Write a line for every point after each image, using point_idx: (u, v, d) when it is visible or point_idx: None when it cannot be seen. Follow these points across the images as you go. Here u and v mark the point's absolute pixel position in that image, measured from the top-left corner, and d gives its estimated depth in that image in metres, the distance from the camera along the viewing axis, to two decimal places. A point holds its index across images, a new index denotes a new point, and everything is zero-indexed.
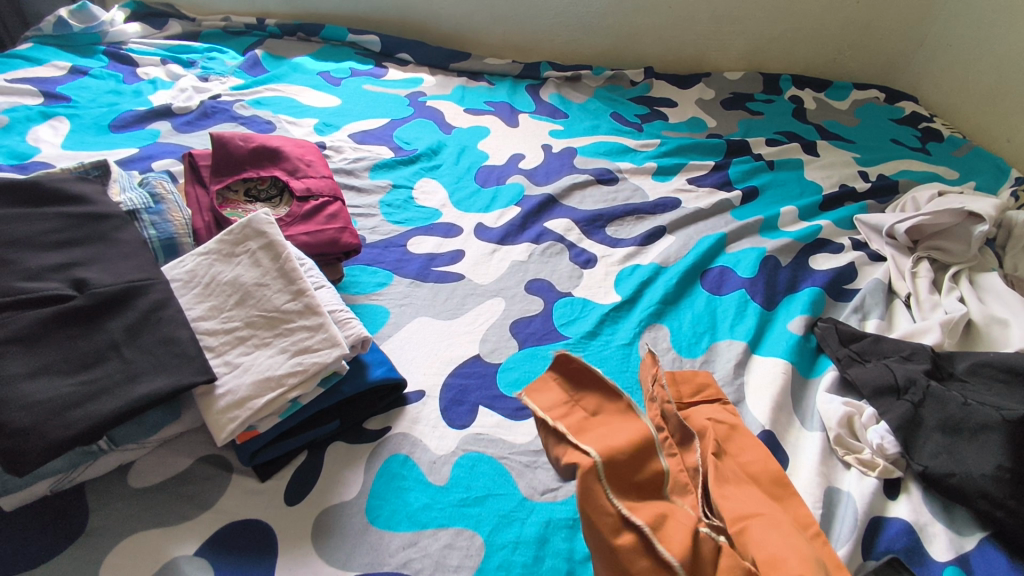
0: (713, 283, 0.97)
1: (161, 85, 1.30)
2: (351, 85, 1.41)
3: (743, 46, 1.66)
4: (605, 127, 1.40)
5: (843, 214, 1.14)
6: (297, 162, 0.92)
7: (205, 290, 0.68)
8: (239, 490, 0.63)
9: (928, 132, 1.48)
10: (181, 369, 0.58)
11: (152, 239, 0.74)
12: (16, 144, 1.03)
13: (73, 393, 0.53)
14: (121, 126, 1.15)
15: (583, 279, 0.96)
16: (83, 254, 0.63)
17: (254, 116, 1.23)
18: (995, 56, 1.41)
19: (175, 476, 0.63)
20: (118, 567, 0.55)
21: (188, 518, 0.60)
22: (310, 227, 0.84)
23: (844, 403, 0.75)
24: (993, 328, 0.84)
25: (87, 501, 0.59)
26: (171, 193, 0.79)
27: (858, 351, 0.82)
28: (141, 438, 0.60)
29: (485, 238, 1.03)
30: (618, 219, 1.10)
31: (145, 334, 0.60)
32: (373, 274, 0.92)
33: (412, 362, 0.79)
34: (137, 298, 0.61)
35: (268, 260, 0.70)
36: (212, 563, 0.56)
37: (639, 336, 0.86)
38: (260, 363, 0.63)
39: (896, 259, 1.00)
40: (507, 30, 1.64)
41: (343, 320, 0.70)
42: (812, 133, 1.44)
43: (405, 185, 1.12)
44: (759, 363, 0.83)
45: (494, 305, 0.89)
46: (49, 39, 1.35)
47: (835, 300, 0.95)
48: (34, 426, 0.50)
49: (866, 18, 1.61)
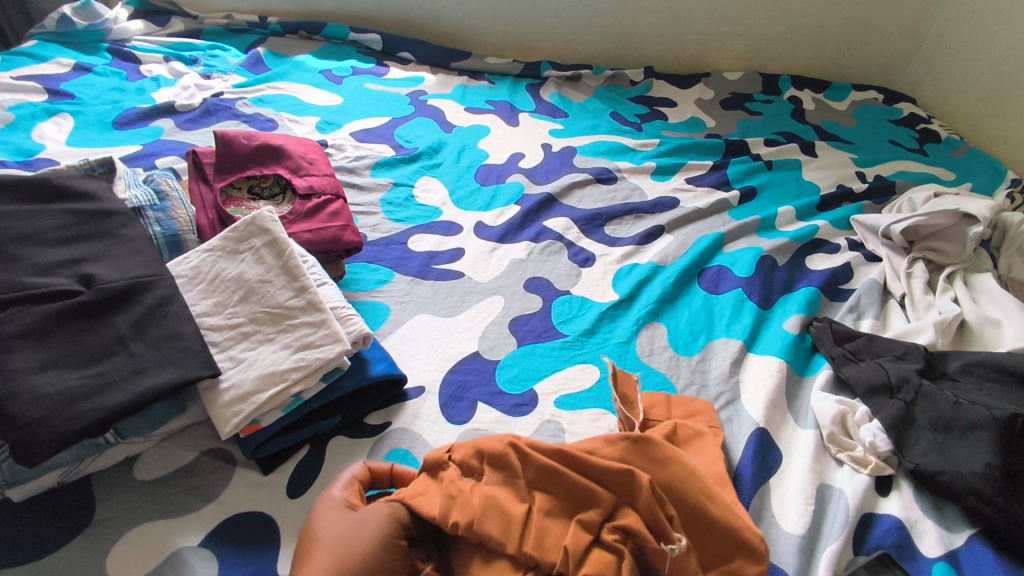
0: (711, 283, 0.98)
1: (164, 82, 1.31)
2: (353, 84, 1.42)
3: (743, 46, 1.67)
4: (605, 126, 1.41)
5: (840, 215, 1.15)
6: (300, 160, 0.93)
7: (210, 286, 0.69)
8: (243, 483, 0.64)
9: (926, 133, 1.49)
10: (186, 363, 0.59)
11: (156, 236, 0.75)
12: (21, 141, 1.04)
13: (80, 386, 0.55)
14: (124, 123, 1.16)
15: (581, 278, 0.97)
16: (90, 250, 0.64)
17: (256, 114, 1.24)
18: (993, 59, 1.42)
19: (180, 469, 0.64)
20: (124, 556, 0.56)
21: (193, 510, 0.61)
22: (312, 225, 0.85)
23: (838, 401, 0.76)
24: (986, 328, 0.86)
25: (94, 493, 0.60)
26: (176, 190, 0.80)
27: (853, 351, 0.83)
28: (147, 431, 0.62)
29: (485, 236, 1.04)
30: (616, 218, 1.12)
31: (151, 329, 0.61)
32: (374, 271, 0.93)
33: (413, 359, 0.80)
34: (143, 293, 0.62)
35: (272, 258, 0.71)
36: (217, 553, 0.58)
37: (636, 334, 0.88)
38: (264, 358, 0.64)
39: (892, 259, 1.01)
40: (508, 30, 1.65)
41: (346, 317, 0.71)
42: (811, 134, 1.45)
43: (406, 183, 1.13)
44: (755, 361, 0.84)
45: (494, 303, 0.91)
46: (53, 36, 1.36)
47: (831, 300, 0.97)
48: (44, 419, 0.52)
49: (865, 19, 1.62)
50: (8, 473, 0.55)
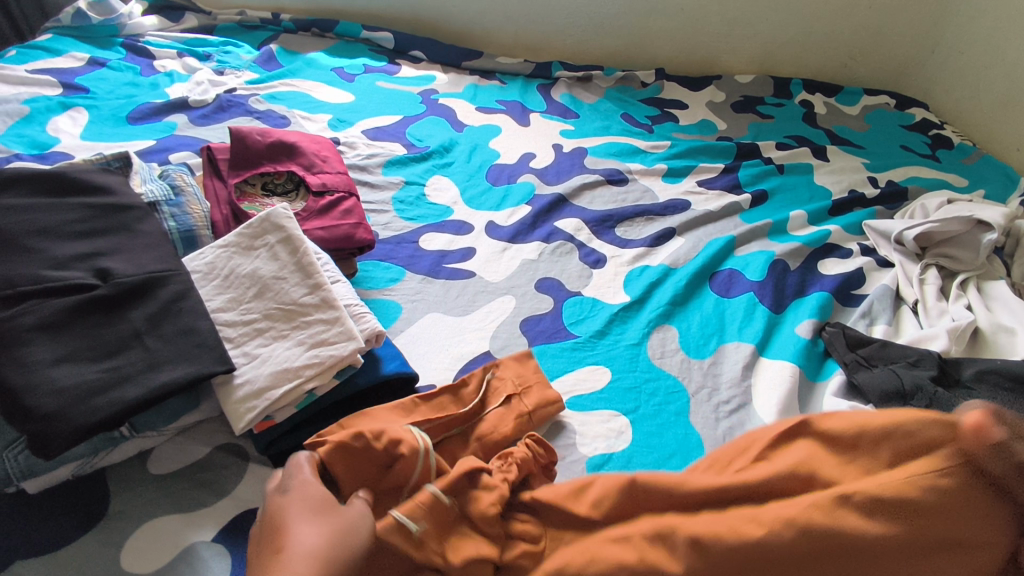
0: (722, 285, 0.97)
1: (177, 78, 1.31)
2: (365, 82, 1.42)
3: (755, 50, 1.66)
4: (616, 128, 1.40)
5: (853, 220, 1.14)
6: (313, 157, 0.93)
7: (224, 281, 0.69)
8: (255, 478, 0.64)
9: (938, 139, 1.48)
10: (201, 358, 0.60)
11: (171, 230, 0.75)
12: (37, 134, 1.05)
13: (98, 379, 0.55)
14: (138, 118, 1.16)
15: (592, 279, 0.97)
16: (107, 244, 0.65)
17: (268, 110, 1.24)
18: (1006, 65, 1.42)
19: (193, 464, 0.64)
20: (138, 550, 0.56)
21: (205, 505, 0.61)
22: (325, 223, 0.85)
23: (851, 407, 0.76)
24: (999, 336, 0.85)
25: (108, 485, 0.61)
26: (191, 186, 0.80)
27: (865, 356, 0.83)
28: (161, 425, 0.62)
29: (496, 236, 1.04)
30: (628, 219, 1.11)
31: (166, 324, 0.61)
32: (385, 269, 0.93)
33: (424, 357, 0.80)
34: (159, 288, 0.63)
35: (286, 254, 0.71)
36: (230, 549, 0.58)
37: (648, 336, 0.87)
38: (278, 354, 0.64)
39: (905, 265, 1.01)
40: (520, 29, 1.65)
41: (358, 314, 0.71)
42: (822, 138, 1.45)
43: (417, 182, 1.13)
44: (767, 365, 0.84)
45: (506, 303, 0.91)
46: (67, 30, 1.36)
47: (843, 305, 0.96)
48: (61, 412, 0.52)
49: (879, 24, 1.62)
50: (24, 464, 0.55)
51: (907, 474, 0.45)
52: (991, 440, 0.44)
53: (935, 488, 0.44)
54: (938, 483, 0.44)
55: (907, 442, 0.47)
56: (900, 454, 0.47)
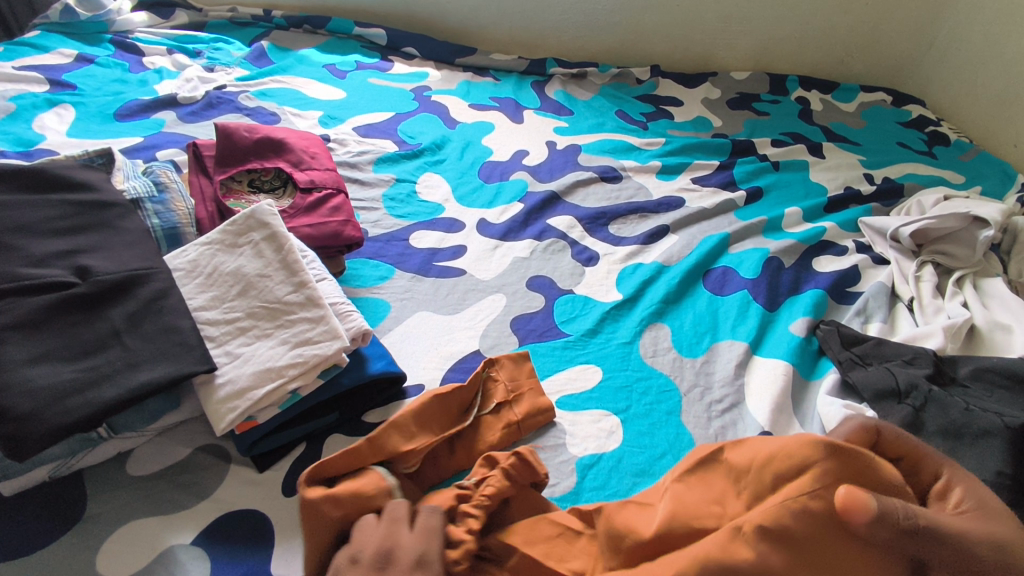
0: (716, 283, 0.96)
1: (167, 74, 1.30)
2: (357, 78, 1.40)
3: (751, 46, 1.65)
4: (610, 124, 1.39)
5: (848, 217, 1.13)
6: (302, 154, 0.92)
7: (207, 279, 0.68)
8: (237, 480, 0.63)
9: (935, 136, 1.47)
10: (182, 357, 0.58)
11: (154, 228, 0.74)
12: (22, 131, 1.04)
13: (73, 379, 0.54)
14: (126, 114, 1.15)
15: (584, 277, 0.96)
16: (87, 241, 0.63)
17: (258, 107, 1.23)
18: (1003, 60, 1.41)
19: (174, 465, 0.63)
20: (115, 553, 0.55)
21: (185, 507, 0.60)
22: (312, 220, 0.83)
23: (845, 406, 0.75)
24: (996, 334, 0.84)
25: (86, 487, 0.59)
26: (176, 182, 0.79)
27: (860, 355, 0.82)
28: (140, 426, 0.61)
29: (488, 233, 1.03)
30: (621, 217, 1.10)
31: (146, 323, 0.60)
32: (375, 267, 0.92)
33: (413, 356, 0.79)
34: (139, 286, 0.61)
35: (271, 252, 0.70)
36: (210, 552, 0.57)
37: (640, 334, 0.86)
38: (261, 353, 0.63)
39: (900, 262, 1.00)
40: (513, 26, 1.64)
41: (345, 312, 0.70)
42: (818, 135, 1.44)
43: (408, 179, 1.12)
44: (761, 364, 0.83)
45: (496, 301, 0.89)
46: (55, 27, 1.34)
47: (838, 303, 0.95)
48: (35, 412, 0.51)
49: (876, 20, 1.61)
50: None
51: (781, 499, 0.47)
52: (868, 513, 0.42)
53: (800, 513, 0.45)
54: (809, 505, 0.45)
55: (788, 463, 0.48)
56: (778, 476, 0.48)
